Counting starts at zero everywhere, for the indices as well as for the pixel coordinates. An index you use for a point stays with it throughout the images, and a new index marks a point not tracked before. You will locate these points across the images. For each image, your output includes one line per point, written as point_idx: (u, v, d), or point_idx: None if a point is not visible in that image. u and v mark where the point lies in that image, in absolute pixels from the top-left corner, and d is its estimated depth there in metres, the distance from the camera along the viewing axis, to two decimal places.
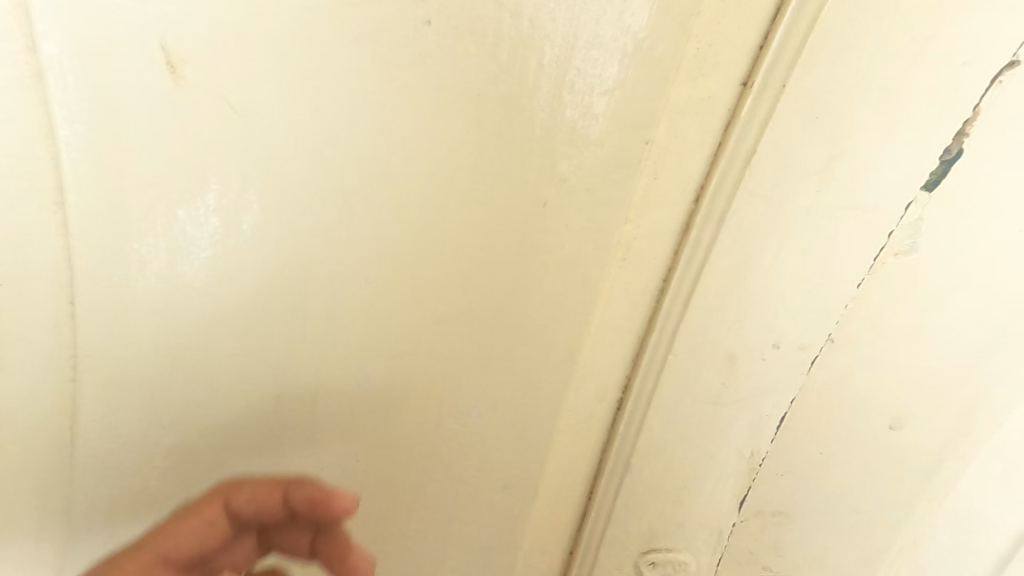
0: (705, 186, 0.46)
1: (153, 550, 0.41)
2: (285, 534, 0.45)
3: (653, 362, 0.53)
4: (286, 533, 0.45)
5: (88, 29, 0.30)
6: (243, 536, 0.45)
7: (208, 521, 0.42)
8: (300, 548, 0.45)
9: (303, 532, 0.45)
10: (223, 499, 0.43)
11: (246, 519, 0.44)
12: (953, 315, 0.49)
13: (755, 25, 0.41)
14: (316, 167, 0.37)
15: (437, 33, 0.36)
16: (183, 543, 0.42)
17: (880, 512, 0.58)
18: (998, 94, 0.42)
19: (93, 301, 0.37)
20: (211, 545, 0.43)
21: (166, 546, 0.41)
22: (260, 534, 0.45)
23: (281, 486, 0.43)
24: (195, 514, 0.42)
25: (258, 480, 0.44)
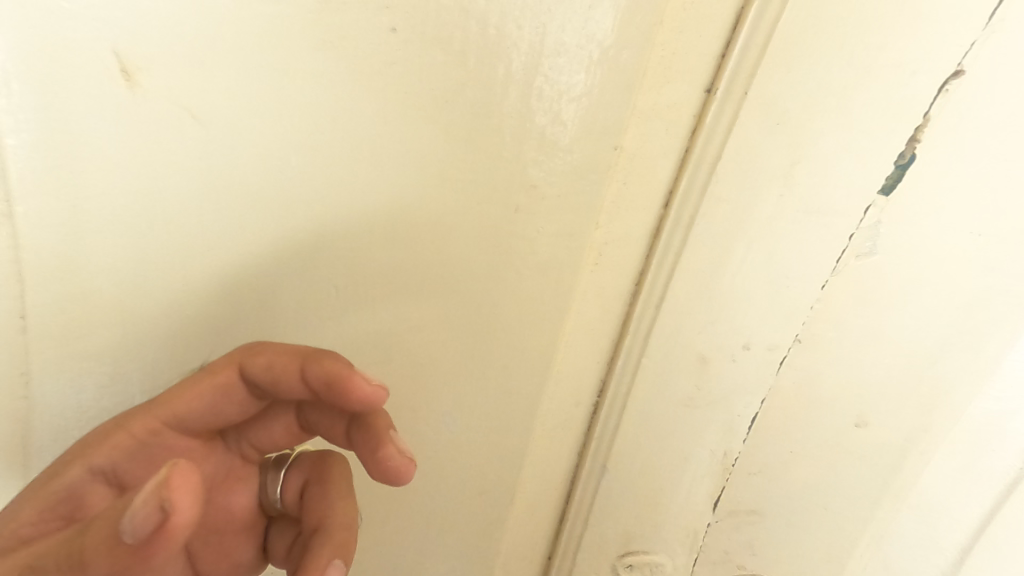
0: (674, 191, 0.47)
1: (162, 413, 0.36)
2: (319, 412, 0.38)
3: (627, 365, 0.53)
4: (322, 414, 0.38)
5: (40, 34, 0.29)
6: (277, 412, 0.39)
7: (223, 389, 0.37)
8: (334, 437, 0.38)
9: (337, 416, 0.37)
10: (240, 362, 0.37)
11: (267, 392, 0.37)
12: (914, 315, 0.51)
13: (716, 34, 0.42)
14: (282, 174, 0.37)
15: (403, 39, 0.36)
16: (194, 408, 0.36)
17: (849, 510, 0.59)
18: (946, 102, 0.43)
19: (46, 313, 0.35)
20: (230, 417, 0.38)
21: (177, 408, 0.36)
22: (296, 408, 0.39)
23: (300, 357, 0.36)
24: (207, 379, 0.37)
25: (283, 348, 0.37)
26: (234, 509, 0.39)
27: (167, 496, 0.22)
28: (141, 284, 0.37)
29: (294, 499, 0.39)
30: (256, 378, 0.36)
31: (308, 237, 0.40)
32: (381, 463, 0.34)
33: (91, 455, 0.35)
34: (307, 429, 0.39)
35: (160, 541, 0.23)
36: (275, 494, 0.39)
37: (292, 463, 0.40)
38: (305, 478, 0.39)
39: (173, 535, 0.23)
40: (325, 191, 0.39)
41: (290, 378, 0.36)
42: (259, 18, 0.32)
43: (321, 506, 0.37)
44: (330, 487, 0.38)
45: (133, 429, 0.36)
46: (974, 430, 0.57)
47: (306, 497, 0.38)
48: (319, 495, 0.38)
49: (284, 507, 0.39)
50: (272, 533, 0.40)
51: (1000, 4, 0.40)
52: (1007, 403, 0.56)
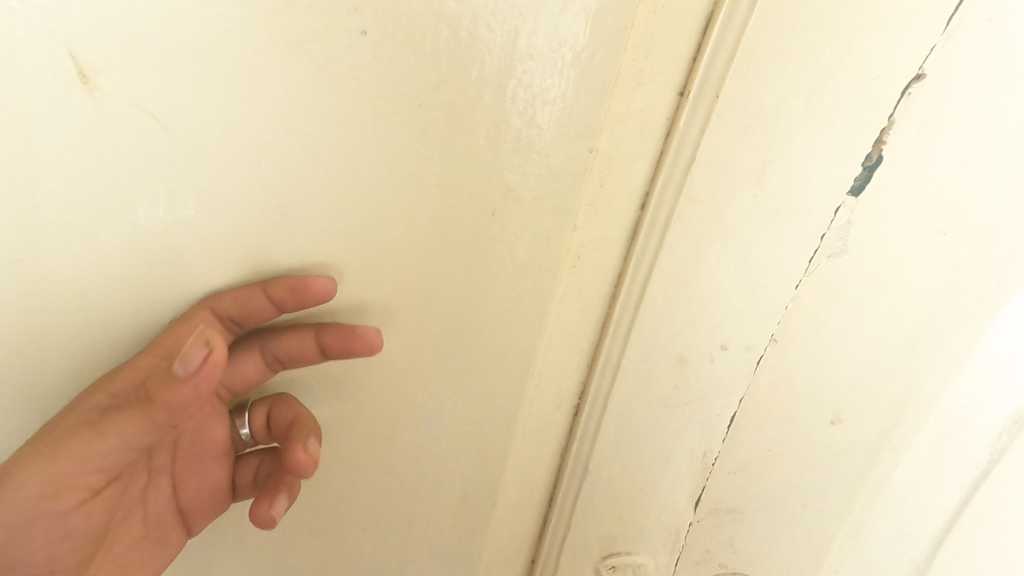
0: (650, 193, 0.48)
1: (160, 351, 0.35)
2: (283, 336, 0.41)
3: (607, 367, 0.53)
4: (289, 335, 0.41)
5: None
6: (245, 348, 0.41)
7: (205, 327, 0.37)
8: (302, 356, 0.41)
9: (301, 335, 0.41)
10: (211, 301, 0.38)
11: (241, 325, 0.39)
12: (884, 313, 0.52)
13: (687, 38, 0.43)
14: (251, 179, 0.36)
15: (374, 42, 0.35)
16: (187, 343, 0.36)
17: (826, 506, 0.60)
18: (909, 104, 0.44)
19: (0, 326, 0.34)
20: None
21: (170, 345, 0.36)
22: (261, 343, 0.41)
23: (261, 283, 0.39)
24: (190, 316, 0.37)
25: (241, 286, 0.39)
26: (213, 439, 0.41)
27: (207, 339, 0.31)
28: (106, 294, 0.36)
29: (264, 428, 0.43)
30: (229, 311, 0.38)
31: (282, 243, 0.39)
32: (362, 338, 0.41)
33: (110, 384, 0.35)
34: (275, 363, 0.42)
35: (203, 375, 0.31)
36: (244, 428, 0.43)
37: (252, 404, 0.43)
38: (269, 408, 0.43)
39: (214, 369, 0.31)
40: (297, 196, 0.38)
41: (261, 306, 0.38)
42: (224, 20, 0.32)
43: (290, 415, 0.42)
44: (292, 403, 0.43)
45: (138, 364, 0.35)
46: (944, 425, 0.59)
47: (273, 421, 0.42)
48: (286, 413, 0.42)
49: (255, 439, 0.43)
50: (239, 463, 0.44)
51: (956, 10, 0.41)
52: (974, 398, 0.58)
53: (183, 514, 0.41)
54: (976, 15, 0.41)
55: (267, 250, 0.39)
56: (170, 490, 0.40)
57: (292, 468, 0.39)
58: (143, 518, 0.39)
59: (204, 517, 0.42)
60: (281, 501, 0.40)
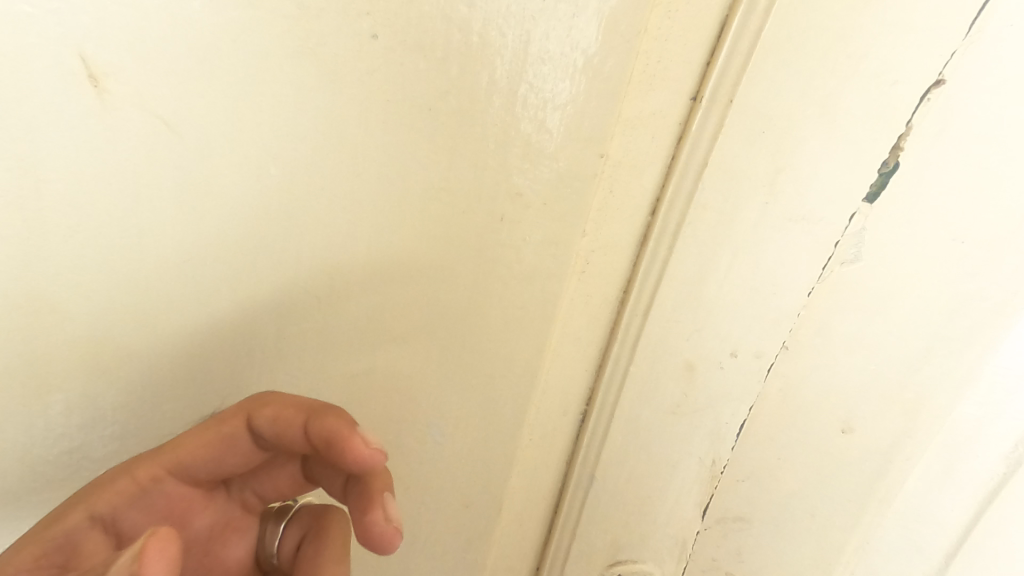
0: (660, 198, 0.47)
1: (169, 461, 0.35)
2: (322, 467, 0.37)
3: (615, 373, 0.53)
4: (323, 467, 0.37)
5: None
6: (282, 460, 0.38)
7: (229, 440, 0.36)
8: (333, 491, 0.36)
9: (337, 472, 0.36)
10: (249, 412, 0.36)
11: (272, 445, 0.36)
12: (898, 323, 0.51)
13: (700, 42, 0.42)
14: (260, 184, 0.36)
15: (384, 47, 0.35)
16: (199, 460, 0.35)
17: (836, 517, 0.59)
18: (927, 111, 0.43)
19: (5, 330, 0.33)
20: (235, 468, 0.37)
21: (184, 458, 0.35)
22: (299, 460, 0.38)
23: (305, 412, 0.35)
24: (219, 423, 0.36)
25: (289, 403, 0.36)
26: (226, 562, 0.37)
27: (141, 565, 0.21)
28: (113, 298, 0.35)
29: (291, 553, 0.37)
30: (263, 429, 0.35)
31: (290, 248, 0.39)
32: (370, 530, 0.33)
33: (97, 501, 0.33)
34: (309, 480, 0.38)
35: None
36: (271, 547, 0.38)
37: (292, 516, 0.38)
38: (303, 533, 0.37)
39: None
40: (306, 200, 0.38)
41: (295, 433, 0.35)
42: (233, 24, 0.31)
43: (311, 565, 0.35)
44: (324, 542, 0.36)
45: (139, 474, 0.34)
46: (956, 435, 0.58)
47: (299, 556, 0.36)
48: (313, 555, 0.36)
49: (279, 559, 0.38)
50: None
51: (978, 14, 0.40)
52: (987, 408, 0.57)
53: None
54: (999, 19, 0.40)
55: (275, 256, 0.39)
56: None
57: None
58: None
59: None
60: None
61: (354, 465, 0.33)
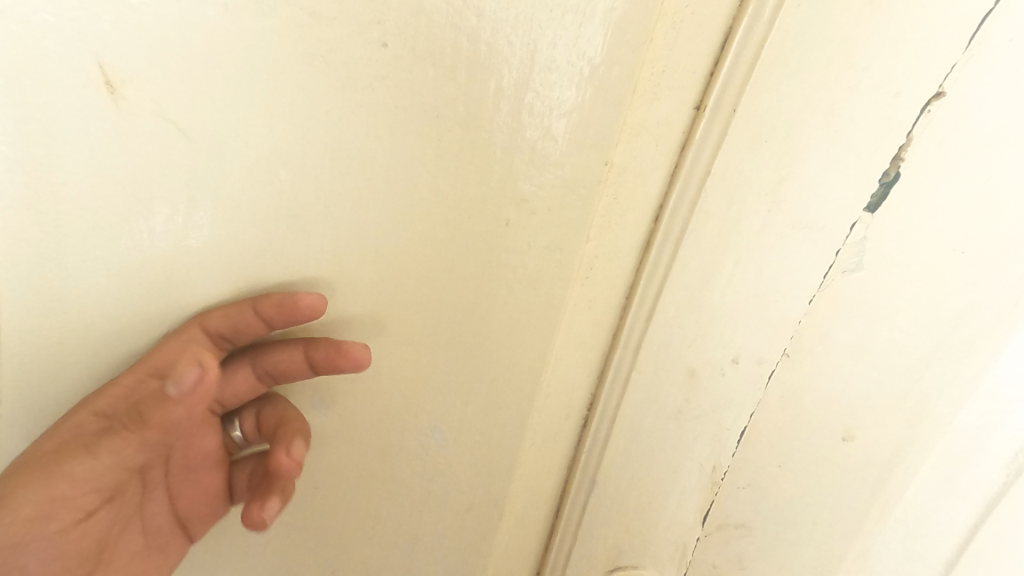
0: (665, 204, 0.48)
1: (144, 367, 0.36)
2: (276, 353, 0.41)
3: (617, 377, 0.54)
4: (279, 351, 0.41)
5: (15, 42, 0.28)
6: (236, 362, 0.41)
7: (190, 342, 0.37)
8: (295, 367, 0.41)
9: (292, 345, 0.41)
10: (200, 316, 0.38)
11: (233, 342, 0.39)
12: (899, 331, 0.51)
13: (705, 53, 0.43)
14: (270, 188, 0.37)
15: (394, 54, 0.36)
16: (174, 360, 0.37)
17: (836, 524, 0.59)
18: (929, 122, 0.44)
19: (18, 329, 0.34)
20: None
21: (160, 361, 0.36)
22: (252, 358, 0.41)
23: (250, 299, 0.38)
24: (177, 333, 0.37)
25: (232, 303, 0.39)
26: (205, 452, 0.40)
27: (203, 357, 0.31)
28: (123, 299, 0.36)
29: (254, 431, 0.43)
30: (217, 326, 0.38)
31: (298, 251, 0.39)
32: (347, 355, 0.40)
33: (94, 403, 0.36)
34: (267, 379, 0.42)
35: (195, 394, 0.31)
36: (236, 431, 0.43)
37: (245, 407, 0.44)
38: (261, 408, 0.43)
39: (206, 388, 0.32)
40: (314, 204, 0.38)
41: (248, 321, 0.38)
42: (247, 32, 0.32)
43: (280, 418, 0.42)
44: (284, 406, 0.43)
45: (125, 381, 0.36)
46: (958, 443, 0.58)
47: (263, 420, 0.43)
48: (278, 412, 0.43)
49: (247, 442, 0.44)
50: (234, 468, 0.43)
51: (978, 28, 0.41)
52: (989, 417, 0.57)
53: (186, 520, 0.41)
54: (999, 33, 0.41)
55: (282, 258, 0.39)
56: (166, 502, 0.40)
57: (278, 474, 0.38)
58: (143, 529, 0.39)
59: (201, 521, 0.42)
60: (274, 501, 0.37)
61: (309, 316, 0.39)
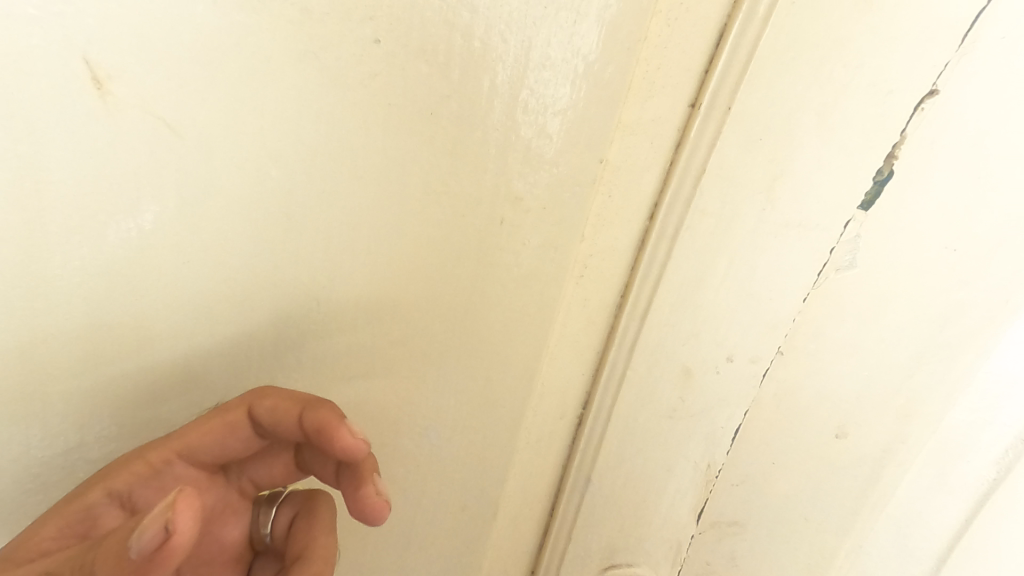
0: (659, 203, 0.47)
1: (177, 445, 0.37)
2: (315, 453, 0.40)
3: (612, 377, 0.53)
4: (317, 453, 0.39)
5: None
6: (279, 449, 0.41)
7: (230, 427, 0.38)
8: (328, 476, 0.39)
9: (329, 457, 0.39)
10: (250, 402, 0.38)
11: (269, 432, 0.39)
12: (892, 329, 0.52)
13: (699, 50, 0.43)
14: (261, 186, 0.36)
15: (387, 51, 0.35)
16: (204, 445, 0.37)
17: (829, 521, 0.59)
18: (922, 120, 0.44)
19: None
20: (236, 454, 0.39)
21: (191, 441, 0.37)
22: (294, 447, 0.41)
23: (300, 405, 0.38)
24: (222, 413, 0.38)
25: (285, 394, 0.39)
26: (223, 542, 0.38)
27: (172, 519, 0.24)
28: (110, 298, 0.35)
29: (283, 534, 0.39)
30: (262, 416, 0.38)
31: (290, 250, 0.39)
32: (366, 505, 0.36)
33: (110, 481, 0.35)
34: (304, 468, 0.41)
35: (156, 566, 0.24)
36: (266, 527, 0.39)
37: (283, 499, 0.40)
38: (295, 512, 0.39)
39: (173, 554, 0.24)
40: (306, 203, 0.38)
41: (289, 422, 0.38)
42: (237, 28, 0.32)
43: (303, 540, 0.38)
44: (316, 518, 0.39)
45: (150, 458, 0.36)
46: (949, 440, 0.58)
47: (292, 534, 0.38)
48: (306, 529, 0.38)
49: (273, 543, 0.40)
50: (254, 567, 0.40)
51: (971, 26, 0.41)
52: (980, 414, 0.57)
53: None
54: (993, 31, 0.41)
55: (274, 257, 0.39)
56: None
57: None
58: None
59: None
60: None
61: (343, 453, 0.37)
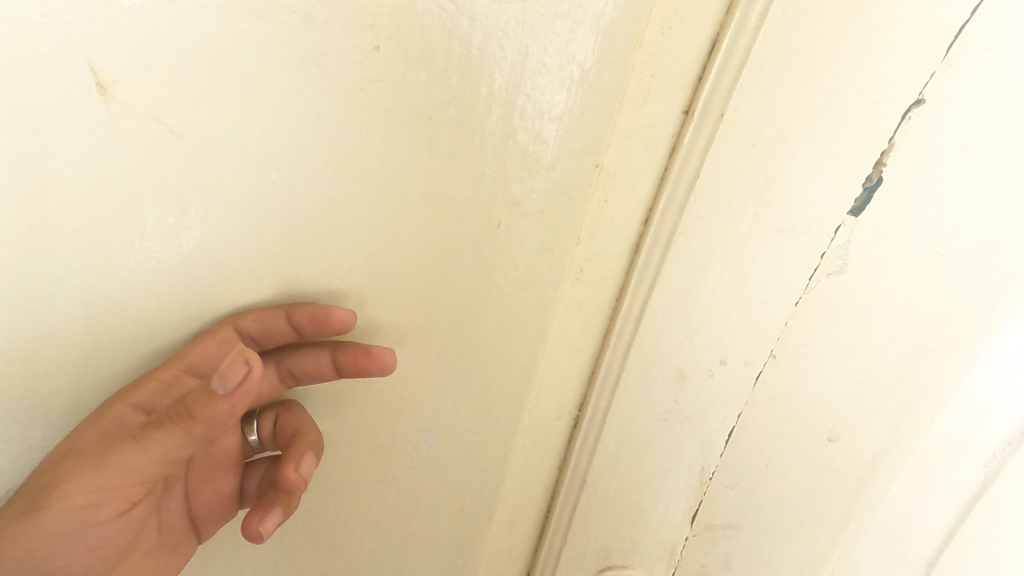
0: (654, 207, 0.48)
1: (181, 362, 0.38)
2: (302, 354, 0.44)
3: (607, 379, 0.54)
4: (306, 351, 0.43)
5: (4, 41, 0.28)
6: (262, 362, 0.44)
7: (224, 343, 0.39)
8: (318, 370, 0.44)
9: (319, 349, 0.43)
10: (232, 320, 0.39)
11: (260, 344, 0.41)
12: (882, 333, 0.52)
13: (692, 59, 0.44)
14: (263, 190, 0.37)
15: (387, 58, 0.36)
16: (206, 360, 0.38)
17: (822, 524, 0.60)
18: (910, 128, 0.45)
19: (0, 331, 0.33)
20: None
21: (193, 359, 0.38)
22: (277, 359, 0.44)
23: (284, 307, 0.41)
24: (212, 333, 0.39)
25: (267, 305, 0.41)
26: (225, 450, 0.44)
27: (247, 355, 0.31)
28: (113, 300, 0.36)
29: (270, 436, 0.46)
30: (251, 329, 0.40)
31: (289, 252, 0.39)
32: (376, 359, 0.42)
33: (132, 394, 0.37)
34: (292, 379, 0.45)
35: (241, 390, 0.32)
36: (253, 434, 0.46)
37: (262, 410, 0.45)
38: (277, 414, 0.45)
39: (250, 387, 0.32)
40: (305, 205, 0.39)
41: (281, 326, 0.40)
42: (241, 35, 0.32)
43: (294, 428, 0.44)
44: (299, 413, 0.45)
45: (160, 375, 0.38)
46: (939, 443, 0.59)
47: (279, 427, 0.45)
48: (293, 419, 0.45)
49: (263, 446, 0.46)
50: (246, 472, 0.46)
51: (956, 38, 0.42)
52: (970, 417, 0.58)
53: (194, 520, 0.44)
54: (977, 42, 0.42)
55: (273, 259, 0.39)
56: (182, 500, 0.43)
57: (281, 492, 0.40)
58: (159, 524, 0.42)
59: (212, 521, 0.44)
60: (272, 518, 0.40)
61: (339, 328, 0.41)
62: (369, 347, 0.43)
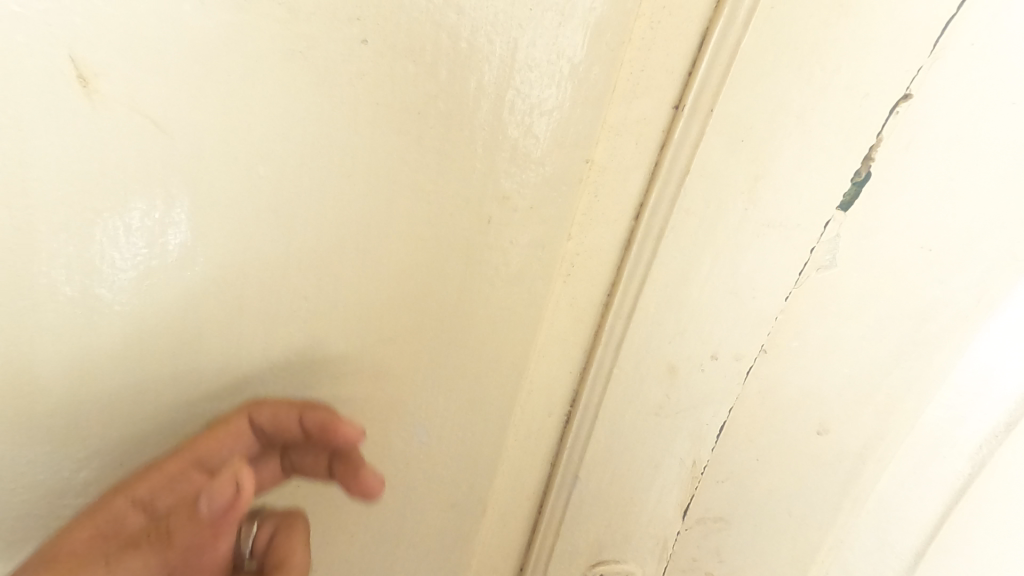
0: (644, 203, 0.47)
1: (189, 455, 0.40)
2: (304, 454, 0.44)
3: (599, 375, 0.53)
4: (308, 454, 0.44)
5: None
6: (264, 460, 0.44)
7: (235, 436, 0.41)
8: (318, 470, 0.44)
9: (321, 453, 0.44)
10: (249, 411, 0.42)
11: (268, 436, 0.43)
12: (870, 327, 0.53)
13: (682, 54, 0.43)
14: (250, 185, 0.36)
15: (374, 51, 0.36)
16: (216, 452, 0.41)
17: (811, 516, 0.60)
18: (896, 122, 0.45)
19: None
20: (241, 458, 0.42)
21: (203, 450, 0.40)
22: (282, 451, 0.44)
23: (298, 406, 0.43)
24: (226, 426, 0.41)
25: (281, 400, 0.43)
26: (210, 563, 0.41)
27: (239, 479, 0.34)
28: (96, 297, 0.35)
29: (262, 549, 0.42)
30: (262, 423, 0.42)
31: (278, 248, 0.39)
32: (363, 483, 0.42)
33: (132, 488, 0.38)
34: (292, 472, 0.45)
35: (230, 511, 0.35)
36: (247, 544, 0.42)
37: (265, 514, 0.44)
38: (274, 529, 0.43)
39: (239, 505, 0.35)
40: (292, 199, 0.38)
41: (291, 427, 0.42)
42: (226, 27, 0.32)
43: (284, 550, 0.41)
44: (295, 531, 0.42)
45: (166, 466, 0.39)
46: (926, 436, 0.60)
47: (273, 547, 0.42)
48: (285, 542, 0.42)
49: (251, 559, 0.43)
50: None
51: (943, 32, 0.42)
52: (957, 410, 0.59)
53: None
54: (960, 38, 0.43)
55: (260, 255, 0.39)
56: None
57: None
58: None
59: None
60: None
61: (343, 443, 0.42)
62: (362, 467, 0.43)
